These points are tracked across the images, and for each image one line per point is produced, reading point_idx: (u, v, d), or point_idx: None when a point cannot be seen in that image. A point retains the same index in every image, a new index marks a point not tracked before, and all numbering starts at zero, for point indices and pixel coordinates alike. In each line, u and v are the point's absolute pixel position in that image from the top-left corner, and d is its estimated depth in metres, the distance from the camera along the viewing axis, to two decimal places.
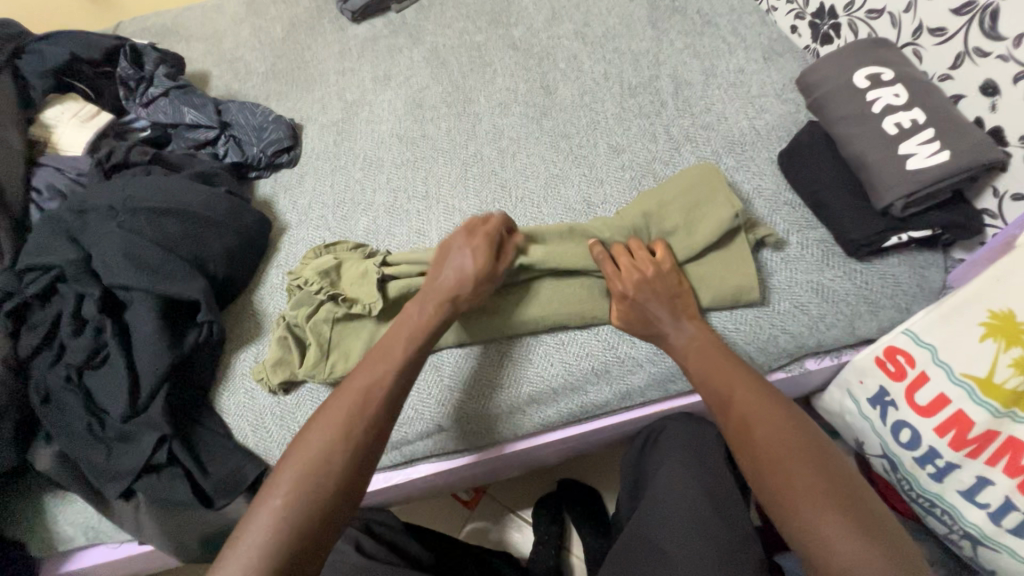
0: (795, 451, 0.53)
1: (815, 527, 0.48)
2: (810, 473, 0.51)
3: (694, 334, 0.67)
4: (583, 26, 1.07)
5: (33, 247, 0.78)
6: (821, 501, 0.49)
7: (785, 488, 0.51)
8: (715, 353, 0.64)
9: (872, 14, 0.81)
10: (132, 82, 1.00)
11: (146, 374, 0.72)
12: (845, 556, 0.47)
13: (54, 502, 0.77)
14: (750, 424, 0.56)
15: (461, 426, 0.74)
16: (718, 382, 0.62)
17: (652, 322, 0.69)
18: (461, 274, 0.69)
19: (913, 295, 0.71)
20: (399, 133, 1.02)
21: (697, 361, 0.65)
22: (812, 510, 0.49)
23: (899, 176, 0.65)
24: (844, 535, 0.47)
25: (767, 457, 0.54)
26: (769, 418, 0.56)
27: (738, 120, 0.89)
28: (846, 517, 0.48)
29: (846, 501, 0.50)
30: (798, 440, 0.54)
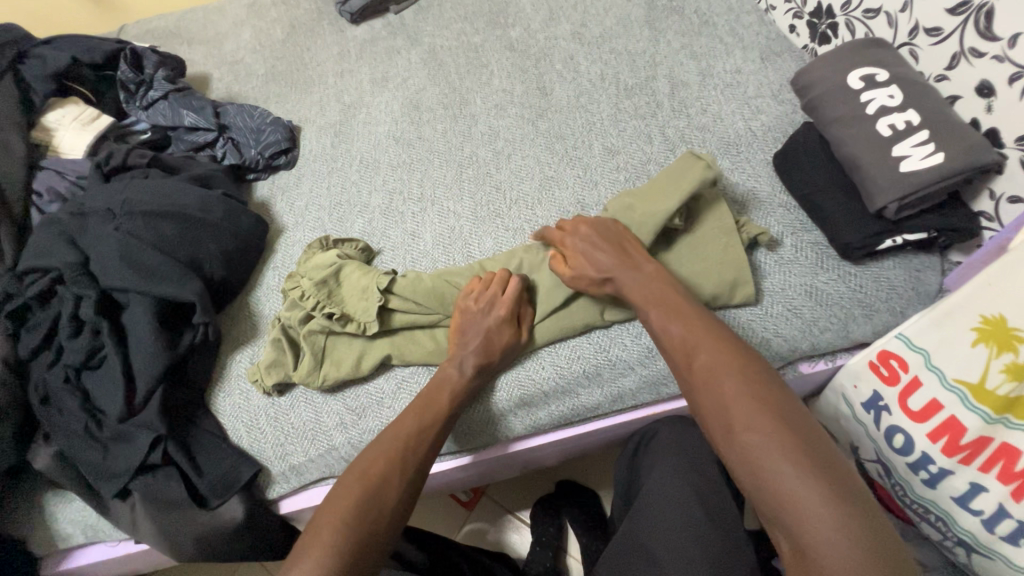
0: (748, 398, 0.52)
1: (772, 475, 0.48)
2: (757, 416, 0.51)
3: (648, 282, 0.67)
4: (580, 27, 1.07)
5: (33, 250, 0.79)
6: (775, 446, 0.49)
7: (739, 438, 0.51)
8: (676, 301, 0.64)
9: (870, 14, 0.80)
10: (133, 85, 1.01)
11: (141, 375, 0.73)
12: (793, 496, 0.46)
13: (53, 500, 0.79)
14: (703, 372, 0.56)
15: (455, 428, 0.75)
16: (678, 328, 0.61)
17: (608, 271, 0.69)
18: (489, 343, 0.71)
19: (908, 298, 0.70)
20: (395, 135, 1.02)
21: (651, 304, 0.64)
22: (767, 456, 0.48)
23: (892, 177, 0.64)
24: (795, 483, 0.47)
25: (720, 403, 0.53)
26: (724, 365, 0.55)
27: (734, 121, 0.88)
28: (803, 466, 0.47)
29: (800, 447, 0.48)
30: (753, 384, 0.53)
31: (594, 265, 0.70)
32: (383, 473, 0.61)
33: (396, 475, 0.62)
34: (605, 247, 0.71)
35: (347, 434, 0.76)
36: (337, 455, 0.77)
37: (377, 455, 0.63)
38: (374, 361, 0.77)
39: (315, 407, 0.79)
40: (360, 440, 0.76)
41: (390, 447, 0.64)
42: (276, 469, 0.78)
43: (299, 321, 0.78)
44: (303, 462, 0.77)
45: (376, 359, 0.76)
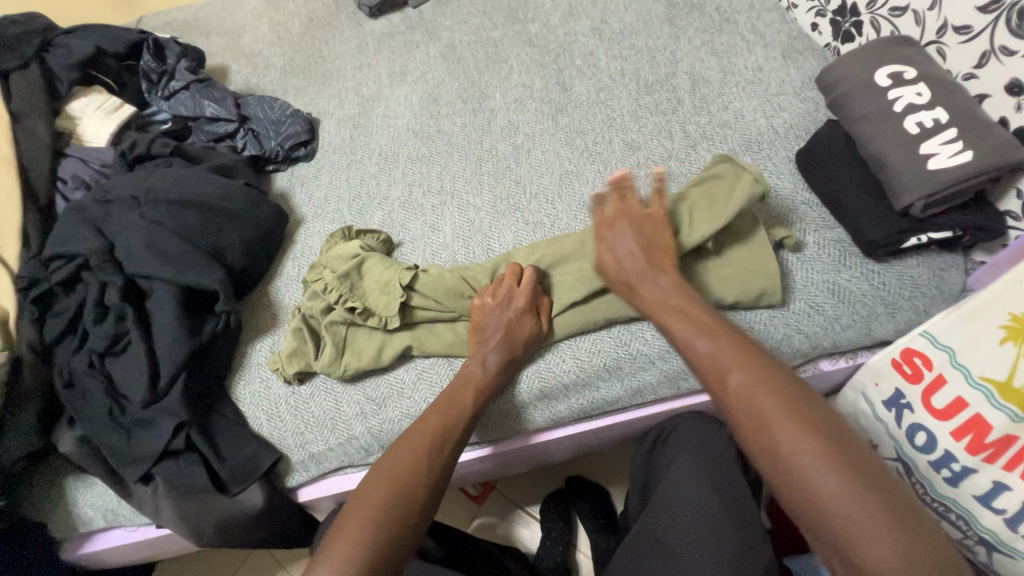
0: (780, 403, 0.50)
1: (817, 491, 0.46)
2: (793, 427, 0.48)
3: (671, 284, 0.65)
4: (600, 23, 1.07)
5: (58, 236, 0.80)
6: (817, 453, 0.47)
7: (782, 447, 0.48)
8: (692, 308, 0.61)
9: (896, 12, 0.80)
10: (155, 75, 1.03)
11: (165, 362, 0.73)
12: (842, 513, 0.45)
13: (75, 484, 0.79)
14: (726, 378, 0.54)
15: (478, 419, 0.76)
16: (698, 336, 0.58)
17: (630, 277, 0.67)
18: (513, 336, 0.72)
19: (932, 297, 0.70)
20: (414, 128, 1.02)
21: (671, 314, 0.62)
22: (811, 464, 0.47)
23: (918, 175, 0.64)
24: (842, 494, 0.45)
25: (750, 407, 0.51)
26: (755, 370, 0.53)
27: (756, 118, 0.88)
28: (857, 484, 0.45)
29: (845, 454, 0.47)
30: (783, 390, 0.51)
31: (617, 262, 0.69)
32: (411, 470, 0.61)
33: (423, 472, 0.62)
34: (631, 232, 0.69)
35: (367, 423, 0.77)
36: (356, 444, 0.77)
37: (404, 454, 0.62)
38: (393, 354, 0.77)
39: (335, 397, 0.79)
40: (380, 429, 0.76)
41: (418, 443, 0.64)
42: (296, 458, 0.79)
43: (321, 312, 0.79)
44: (323, 451, 0.78)
45: (393, 352, 0.77)
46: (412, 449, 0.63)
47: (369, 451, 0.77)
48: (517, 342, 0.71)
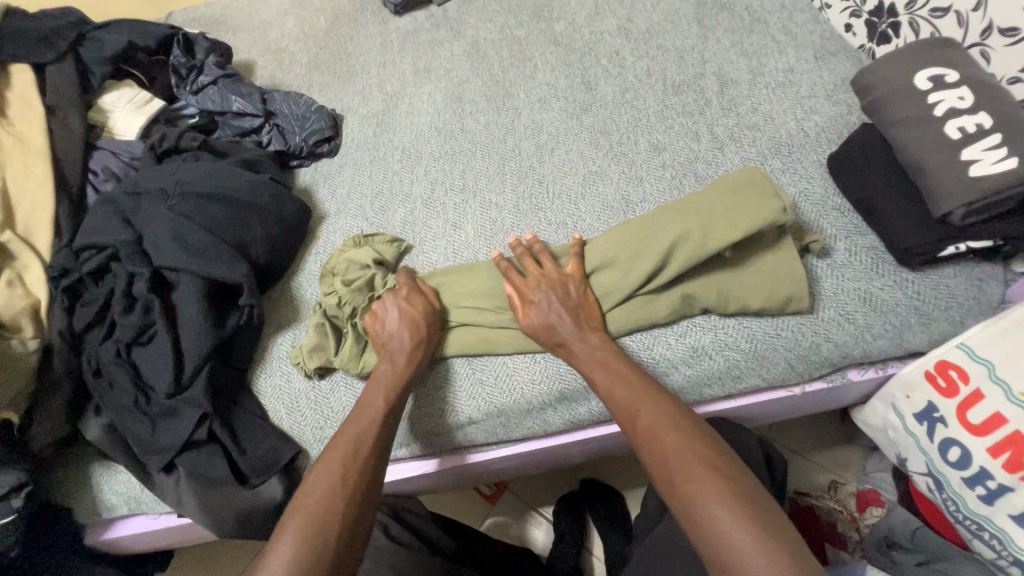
0: (703, 462, 0.56)
1: (720, 527, 0.51)
2: (706, 475, 0.55)
3: (596, 346, 0.69)
4: (627, 22, 1.06)
5: (89, 227, 0.81)
6: (725, 505, 0.52)
7: (695, 499, 0.54)
8: (621, 366, 0.67)
9: (937, 13, 0.78)
10: (183, 70, 1.04)
11: (189, 353, 0.74)
12: (739, 544, 0.50)
13: (99, 471, 0.81)
14: (656, 437, 0.60)
15: (419, 429, 0.76)
16: (625, 391, 0.65)
17: (562, 338, 0.70)
18: (416, 324, 0.75)
19: (970, 308, 0.68)
20: (438, 126, 1.02)
21: (603, 376, 0.67)
22: (723, 515, 0.52)
23: (959, 182, 0.62)
24: (751, 541, 0.50)
25: (677, 467, 0.57)
26: (683, 436, 0.59)
27: (786, 120, 0.86)
28: (754, 521, 0.51)
29: (749, 504, 0.52)
30: (705, 452, 0.58)
31: (545, 316, 0.71)
32: (333, 482, 0.61)
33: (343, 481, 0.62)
34: (562, 296, 0.72)
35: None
36: None
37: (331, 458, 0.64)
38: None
39: (354, 392, 0.79)
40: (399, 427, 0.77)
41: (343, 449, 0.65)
42: (315, 452, 0.79)
43: (342, 310, 0.79)
44: None
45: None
46: (333, 461, 0.63)
47: None
48: (541, 334, 0.71)
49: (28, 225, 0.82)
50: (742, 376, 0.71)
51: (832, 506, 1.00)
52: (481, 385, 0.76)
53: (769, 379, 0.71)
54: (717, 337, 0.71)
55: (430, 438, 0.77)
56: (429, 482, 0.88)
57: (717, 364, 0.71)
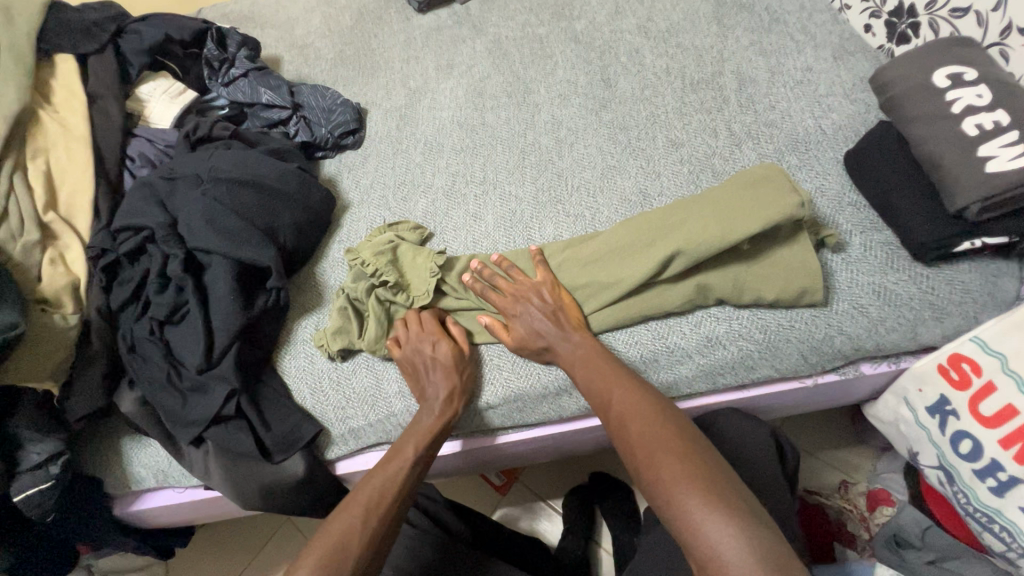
0: (671, 444, 0.59)
1: (685, 510, 0.54)
2: (671, 458, 0.58)
3: (579, 343, 0.71)
4: (647, 21, 1.07)
5: (127, 209, 0.85)
6: (688, 484, 0.55)
7: (660, 479, 0.57)
8: (602, 360, 0.69)
9: (956, 13, 0.79)
10: (216, 63, 1.07)
11: (220, 332, 0.77)
12: (704, 525, 0.52)
13: (129, 445, 0.84)
14: (628, 424, 0.63)
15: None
16: (598, 384, 0.68)
17: (545, 345, 0.73)
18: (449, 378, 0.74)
19: (984, 303, 0.69)
20: (460, 120, 1.05)
21: (584, 370, 0.69)
22: (685, 495, 0.54)
23: (974, 176, 0.63)
24: (711, 518, 0.52)
25: (646, 449, 0.60)
26: (654, 421, 0.62)
27: (803, 118, 0.88)
28: (717, 502, 0.53)
29: (709, 482, 0.55)
30: (673, 435, 0.60)
31: (528, 328, 0.74)
32: (353, 529, 0.64)
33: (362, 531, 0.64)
34: (541, 309, 0.74)
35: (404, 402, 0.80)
36: (394, 421, 0.80)
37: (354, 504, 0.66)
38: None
39: (375, 373, 0.82)
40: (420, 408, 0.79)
41: (367, 496, 0.67)
42: (337, 431, 0.82)
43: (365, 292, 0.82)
44: (362, 425, 0.81)
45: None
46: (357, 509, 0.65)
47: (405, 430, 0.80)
48: (530, 345, 0.73)
49: (69, 207, 0.86)
50: (755, 366, 0.72)
51: (842, 504, 1.01)
52: (498, 370, 0.78)
53: (781, 370, 0.73)
54: (732, 327, 0.73)
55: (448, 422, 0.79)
56: (445, 465, 0.90)
57: (730, 354, 0.72)
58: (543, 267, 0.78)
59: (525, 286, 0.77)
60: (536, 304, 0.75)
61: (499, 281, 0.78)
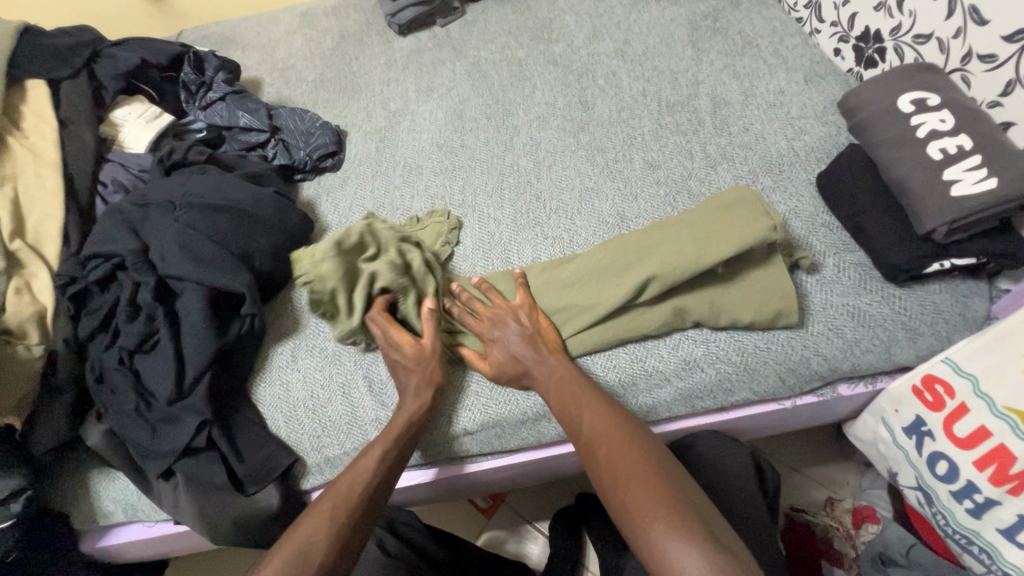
0: (639, 470, 0.58)
1: (653, 539, 0.53)
2: (638, 486, 0.57)
3: (554, 367, 0.71)
4: (624, 44, 1.09)
5: (97, 236, 0.83)
6: (653, 511, 0.55)
7: (626, 507, 0.57)
8: (573, 385, 0.69)
9: (919, 39, 0.81)
10: (193, 86, 1.07)
11: (191, 361, 0.76)
12: (671, 555, 0.51)
13: (96, 478, 0.81)
14: (596, 450, 0.63)
15: (417, 437, 0.76)
16: (567, 410, 0.67)
17: (519, 372, 0.72)
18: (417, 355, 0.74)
19: (955, 323, 0.69)
20: (439, 142, 1.05)
21: (557, 394, 0.69)
22: (650, 523, 0.54)
23: (941, 201, 0.64)
24: (675, 546, 0.52)
25: (613, 474, 0.59)
26: (621, 444, 0.62)
27: (776, 140, 0.89)
28: (683, 530, 0.53)
29: (678, 510, 0.54)
30: (639, 461, 0.60)
31: (506, 355, 0.73)
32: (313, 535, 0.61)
33: (337, 533, 0.61)
34: (520, 334, 0.74)
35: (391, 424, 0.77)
36: None
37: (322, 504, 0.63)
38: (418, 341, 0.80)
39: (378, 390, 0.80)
40: None
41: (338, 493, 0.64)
42: (312, 461, 0.80)
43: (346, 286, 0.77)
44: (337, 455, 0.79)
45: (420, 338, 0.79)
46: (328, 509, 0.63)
47: None
48: (508, 372, 0.73)
49: (37, 234, 0.84)
50: (733, 389, 0.72)
51: (830, 522, 1.00)
52: (473, 394, 0.77)
53: (759, 393, 0.72)
54: (709, 350, 0.73)
55: (425, 449, 0.78)
56: (424, 492, 0.88)
57: (709, 377, 0.72)
58: (522, 290, 0.78)
59: (504, 309, 0.76)
60: (516, 326, 0.74)
61: (478, 305, 0.77)
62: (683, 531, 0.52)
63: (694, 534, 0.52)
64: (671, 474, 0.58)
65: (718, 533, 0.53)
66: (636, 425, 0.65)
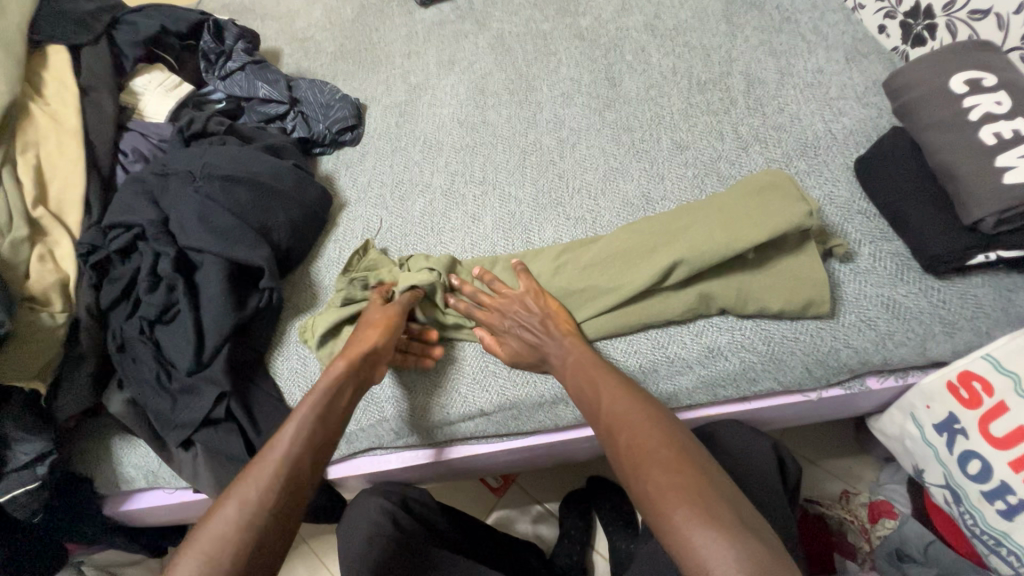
0: (661, 455, 0.57)
1: (675, 527, 0.52)
2: (662, 473, 0.56)
3: (570, 351, 0.70)
4: (654, 18, 1.05)
5: (118, 206, 0.83)
6: (677, 498, 0.53)
7: (646, 493, 0.55)
8: (592, 366, 0.68)
9: (975, 15, 0.76)
10: (212, 56, 1.05)
11: (210, 333, 0.76)
12: (696, 542, 0.50)
13: (119, 444, 0.82)
14: (616, 435, 0.61)
15: (450, 415, 0.76)
16: (588, 397, 0.66)
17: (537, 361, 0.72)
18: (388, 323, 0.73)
19: (997, 319, 0.66)
20: (460, 118, 1.02)
21: (576, 377, 0.68)
22: (674, 510, 0.52)
23: (993, 189, 0.61)
24: (702, 534, 0.50)
25: (632, 459, 0.58)
26: (641, 433, 0.60)
27: (813, 122, 0.85)
28: (708, 517, 0.51)
29: (702, 497, 0.53)
30: (662, 445, 0.58)
31: (517, 344, 0.73)
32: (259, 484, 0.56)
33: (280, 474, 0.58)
34: (534, 318, 0.72)
35: (413, 399, 0.77)
36: (387, 426, 0.78)
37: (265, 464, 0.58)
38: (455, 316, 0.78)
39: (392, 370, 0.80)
40: (412, 413, 0.77)
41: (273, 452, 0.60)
42: None
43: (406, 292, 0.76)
44: (354, 430, 0.79)
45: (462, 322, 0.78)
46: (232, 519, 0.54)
47: (398, 435, 0.78)
48: (527, 359, 0.72)
49: (59, 202, 0.85)
50: (757, 378, 0.70)
51: (843, 515, 0.98)
52: (490, 373, 0.76)
53: (784, 383, 0.70)
54: (734, 338, 0.71)
55: (441, 428, 0.77)
56: (441, 470, 0.88)
57: (732, 366, 0.70)
58: (524, 276, 0.76)
59: (510, 299, 0.75)
60: (523, 313, 0.73)
61: (483, 296, 0.77)
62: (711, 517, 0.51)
63: (722, 522, 0.51)
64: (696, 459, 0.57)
65: (746, 520, 0.52)
66: (657, 407, 0.64)
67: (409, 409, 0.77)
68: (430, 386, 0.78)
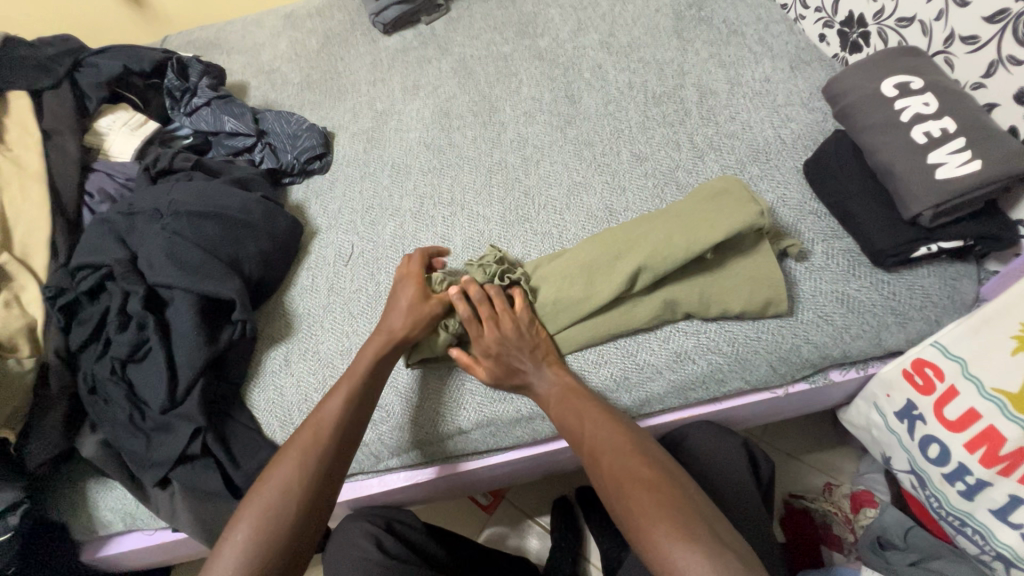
0: (642, 476, 0.59)
1: (656, 544, 0.54)
2: (643, 492, 0.57)
3: (555, 382, 0.71)
4: (608, 37, 1.09)
5: (85, 247, 0.83)
6: (656, 516, 0.55)
7: (632, 508, 0.57)
8: (576, 396, 0.69)
9: (902, 23, 0.81)
10: (178, 93, 1.06)
11: (183, 369, 0.75)
12: (676, 556, 0.52)
13: (94, 488, 0.81)
14: (599, 458, 0.63)
15: (428, 436, 0.77)
16: (571, 423, 0.67)
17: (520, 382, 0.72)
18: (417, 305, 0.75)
19: (944, 307, 0.70)
20: (426, 141, 1.04)
21: (558, 407, 0.69)
22: (655, 528, 0.54)
23: (926, 186, 0.65)
24: (682, 550, 0.52)
25: (619, 483, 0.60)
26: (627, 455, 0.61)
27: (763, 128, 0.89)
28: (685, 531, 0.53)
29: (681, 513, 0.55)
30: (643, 466, 0.60)
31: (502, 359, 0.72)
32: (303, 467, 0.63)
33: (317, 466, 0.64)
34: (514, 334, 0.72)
35: (392, 423, 0.78)
36: (366, 451, 0.78)
37: (297, 460, 0.64)
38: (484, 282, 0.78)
39: None
40: (392, 435, 0.77)
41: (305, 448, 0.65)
42: None
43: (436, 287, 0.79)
44: None
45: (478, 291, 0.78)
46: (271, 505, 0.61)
47: (378, 458, 0.79)
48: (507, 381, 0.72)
49: (25, 247, 0.84)
50: (725, 379, 0.72)
51: (826, 507, 1.00)
52: (470, 394, 0.77)
53: (751, 381, 0.72)
54: (700, 341, 0.73)
55: (421, 449, 0.77)
56: (424, 491, 0.88)
57: (700, 368, 0.72)
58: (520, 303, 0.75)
59: (506, 320, 0.73)
60: (513, 341, 0.72)
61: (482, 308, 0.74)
62: (689, 531, 0.53)
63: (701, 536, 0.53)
64: (677, 476, 0.60)
65: (722, 534, 0.54)
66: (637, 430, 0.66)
67: (391, 432, 0.77)
68: (413, 410, 0.78)
